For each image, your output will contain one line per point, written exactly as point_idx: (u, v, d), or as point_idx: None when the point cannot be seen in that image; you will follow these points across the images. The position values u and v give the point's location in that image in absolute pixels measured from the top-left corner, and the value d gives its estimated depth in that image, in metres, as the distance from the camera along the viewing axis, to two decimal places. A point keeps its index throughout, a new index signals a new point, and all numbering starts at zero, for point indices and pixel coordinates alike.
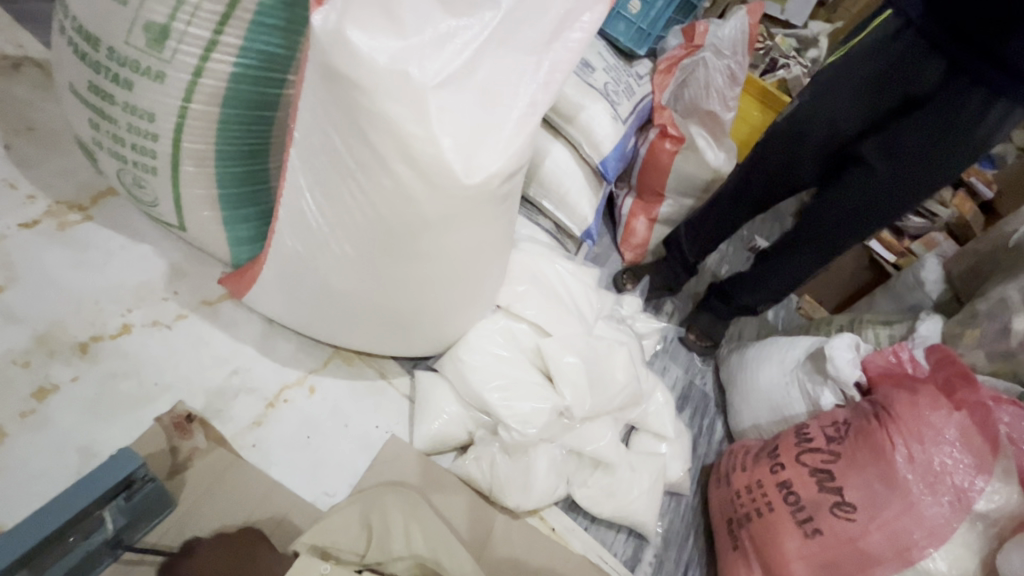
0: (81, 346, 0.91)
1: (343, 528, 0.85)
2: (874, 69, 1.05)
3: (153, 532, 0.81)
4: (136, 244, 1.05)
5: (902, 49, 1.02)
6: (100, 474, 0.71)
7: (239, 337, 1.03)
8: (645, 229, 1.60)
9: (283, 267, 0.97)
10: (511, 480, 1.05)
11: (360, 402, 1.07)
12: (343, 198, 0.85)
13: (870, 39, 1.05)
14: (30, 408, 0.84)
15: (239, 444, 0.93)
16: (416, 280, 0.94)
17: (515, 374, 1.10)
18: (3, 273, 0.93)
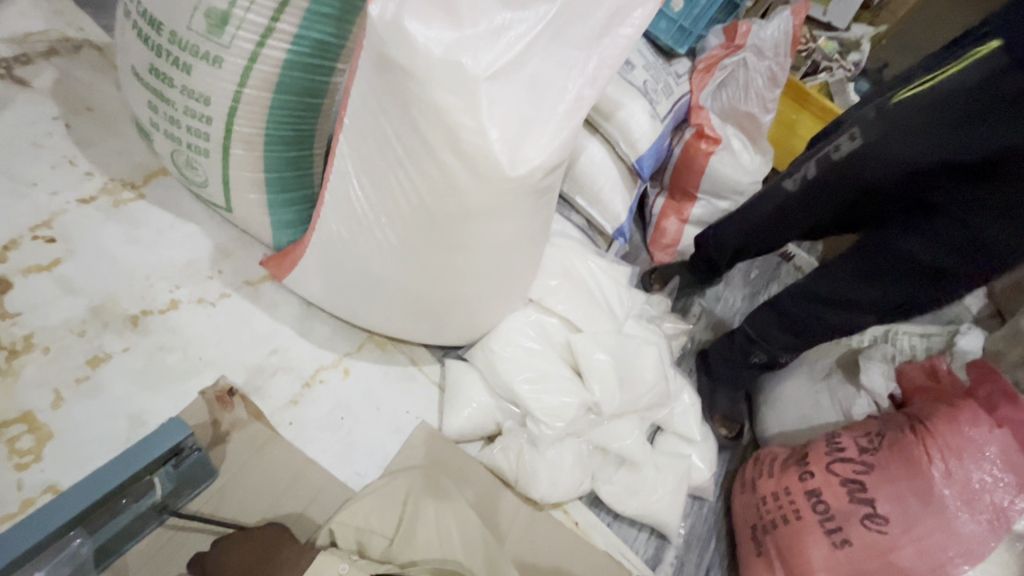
0: (133, 319, 0.95)
1: (373, 514, 0.86)
2: (973, 108, 0.88)
3: (195, 500, 0.84)
4: (184, 223, 1.08)
5: (1010, 87, 0.85)
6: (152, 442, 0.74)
7: (278, 317, 1.06)
8: (677, 230, 1.57)
9: (324, 250, 1.00)
10: (537, 473, 1.05)
11: (391, 386, 1.08)
12: (389, 185, 0.87)
13: (970, 72, 0.89)
14: (84, 376, 0.88)
15: (276, 421, 0.96)
16: (453, 269, 0.95)
17: (545, 367, 1.11)
18: (62, 245, 0.97)
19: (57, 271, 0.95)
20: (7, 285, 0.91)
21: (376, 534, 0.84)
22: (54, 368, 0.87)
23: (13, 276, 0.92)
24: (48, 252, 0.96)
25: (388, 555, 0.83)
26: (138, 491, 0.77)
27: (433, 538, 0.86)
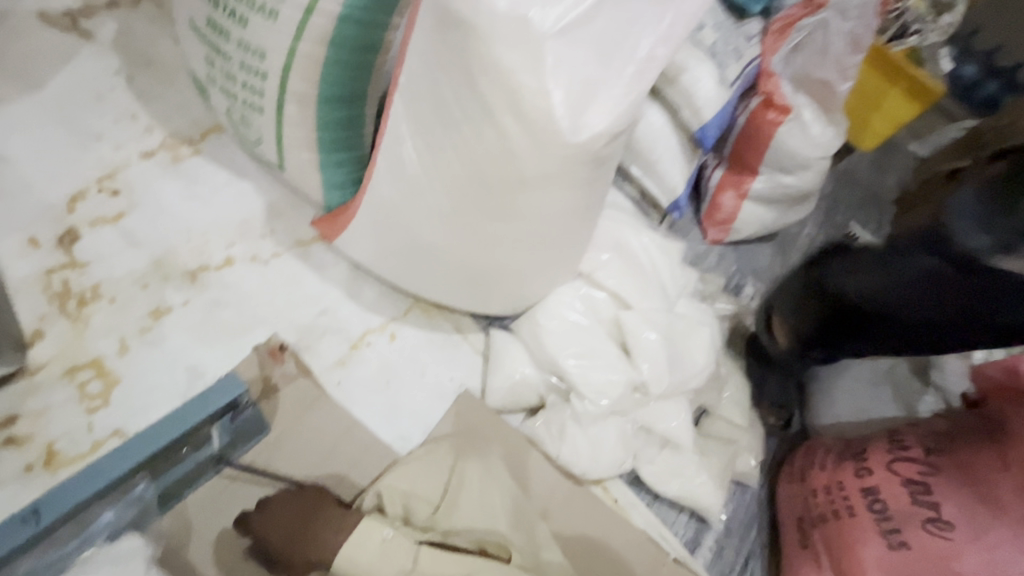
0: (191, 274, 0.97)
1: (418, 477, 0.91)
2: None
3: (249, 452, 0.86)
4: (239, 181, 1.09)
5: None
6: (211, 394, 0.77)
7: (328, 279, 1.07)
8: (734, 205, 1.42)
9: (374, 212, 0.98)
10: (578, 448, 1.04)
11: (437, 353, 1.08)
12: (443, 146, 0.84)
13: None
14: (146, 327, 0.90)
15: (325, 379, 0.97)
16: (503, 238, 0.92)
17: (592, 343, 1.09)
18: (126, 199, 0.99)
19: (121, 224, 0.97)
20: (75, 236, 0.94)
21: (420, 501, 0.90)
22: (119, 318, 0.89)
23: (80, 226, 0.95)
24: (113, 205, 0.98)
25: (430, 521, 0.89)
26: (197, 443, 0.80)
27: (474, 510, 0.92)
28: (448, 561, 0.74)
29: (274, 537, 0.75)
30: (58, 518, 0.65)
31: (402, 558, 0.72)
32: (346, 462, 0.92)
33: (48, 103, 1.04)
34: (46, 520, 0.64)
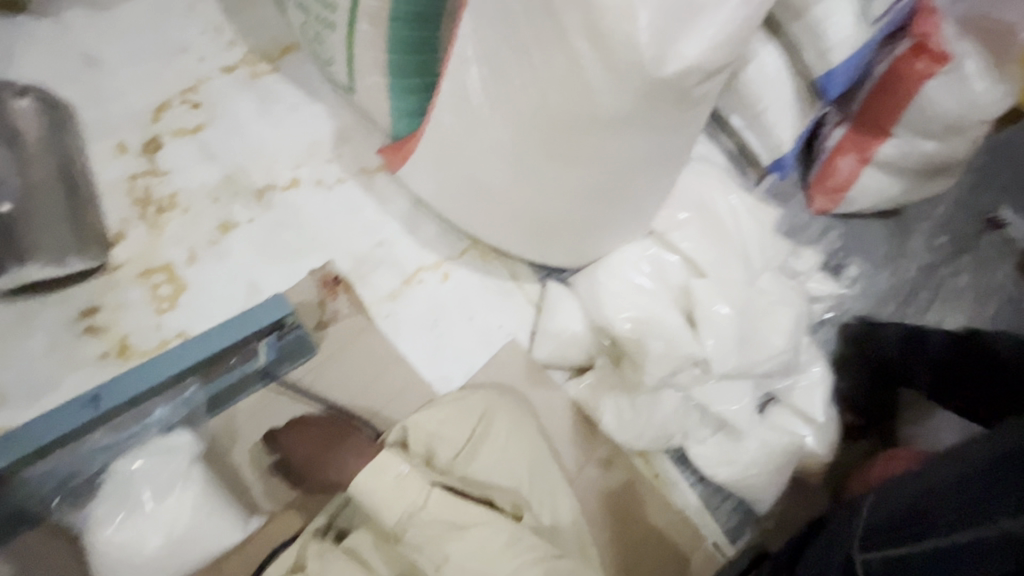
0: (259, 192, 0.98)
1: (447, 419, 0.84)
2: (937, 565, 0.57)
3: (296, 369, 0.88)
4: (312, 103, 1.08)
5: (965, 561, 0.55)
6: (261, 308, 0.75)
7: (388, 210, 1.05)
8: (852, 172, 1.20)
9: (437, 144, 0.93)
10: (623, 416, 0.99)
11: (489, 299, 1.05)
12: (510, 71, 0.75)
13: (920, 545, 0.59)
14: (214, 239, 0.92)
15: (374, 312, 0.97)
16: (566, 182, 0.84)
17: (653, 309, 0.99)
18: (205, 112, 1.01)
19: (199, 137, 0.98)
20: (158, 145, 0.96)
21: (445, 445, 0.83)
22: (190, 228, 0.91)
23: (163, 136, 0.97)
24: (193, 117, 1.00)
25: (451, 467, 0.81)
26: (244, 356, 0.78)
27: (498, 465, 0.81)
28: (455, 503, 0.67)
29: (297, 454, 0.77)
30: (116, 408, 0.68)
31: (413, 494, 0.67)
32: (384, 397, 0.92)
33: (143, 11, 1.06)
34: (103, 408, 0.67)
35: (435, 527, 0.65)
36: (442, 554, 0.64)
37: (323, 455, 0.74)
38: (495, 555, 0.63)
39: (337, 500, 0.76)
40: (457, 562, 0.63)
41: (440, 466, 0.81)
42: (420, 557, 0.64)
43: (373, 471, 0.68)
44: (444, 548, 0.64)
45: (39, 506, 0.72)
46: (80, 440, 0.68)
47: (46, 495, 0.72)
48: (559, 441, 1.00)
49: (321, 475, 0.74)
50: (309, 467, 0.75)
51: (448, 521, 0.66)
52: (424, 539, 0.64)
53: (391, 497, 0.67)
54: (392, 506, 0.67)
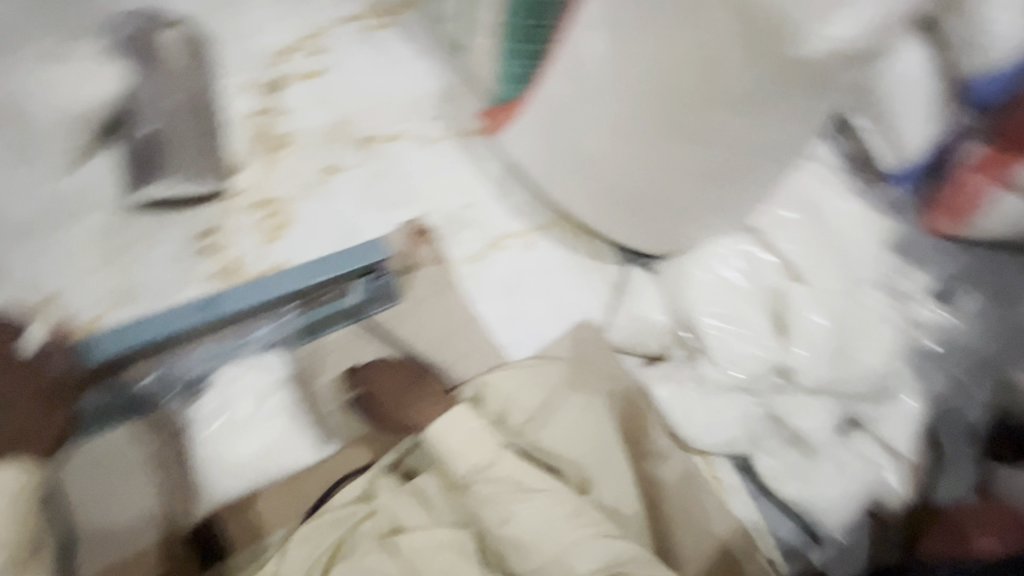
0: (364, 141, 1.02)
1: (523, 385, 0.85)
2: None
3: (380, 313, 0.89)
4: (423, 60, 1.10)
5: None
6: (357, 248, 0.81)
7: (481, 174, 1.07)
8: (982, 192, 0.99)
9: (544, 109, 0.92)
10: (692, 411, 0.94)
11: (569, 274, 1.04)
12: (638, 36, 0.73)
13: None
14: (320, 180, 0.96)
15: (459, 270, 0.98)
16: (674, 158, 0.82)
17: (741, 308, 0.96)
18: (325, 58, 1.05)
19: (317, 82, 1.03)
20: (281, 85, 1.00)
21: (518, 408, 0.84)
22: (301, 167, 0.96)
23: (289, 78, 1.01)
24: (314, 62, 1.04)
25: (520, 431, 0.82)
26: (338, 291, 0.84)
27: (567, 436, 0.82)
28: (521, 468, 0.67)
29: (379, 390, 0.80)
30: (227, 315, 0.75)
31: (482, 451, 0.68)
32: (455, 353, 0.92)
33: None
34: (211, 315, 0.74)
35: (501, 486, 0.65)
36: (503, 514, 0.64)
37: (402, 399, 0.78)
38: (556, 524, 0.62)
39: (405, 445, 0.77)
40: (518, 524, 0.63)
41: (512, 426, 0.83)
42: (480, 513, 0.65)
43: (448, 421, 0.70)
44: (505, 509, 0.64)
45: (140, 400, 0.77)
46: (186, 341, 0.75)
47: (150, 390, 0.77)
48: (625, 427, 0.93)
49: (401, 413, 0.77)
50: (387, 408, 0.78)
51: (513, 482, 0.66)
52: (487, 495, 0.65)
53: (462, 449, 0.68)
54: (461, 458, 0.68)
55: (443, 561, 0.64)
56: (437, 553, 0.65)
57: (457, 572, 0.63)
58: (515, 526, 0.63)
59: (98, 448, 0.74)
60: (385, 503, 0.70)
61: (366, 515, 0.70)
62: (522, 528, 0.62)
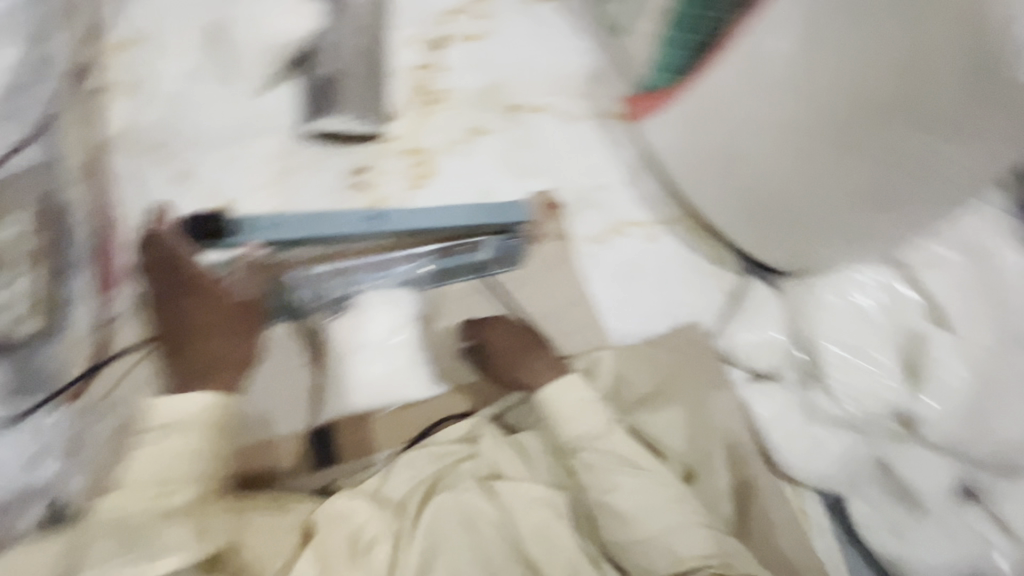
0: (510, 108, 1.04)
1: (637, 366, 0.90)
2: None
3: (501, 273, 0.93)
4: (578, 38, 1.12)
5: None
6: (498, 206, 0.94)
7: (616, 158, 1.07)
8: None
9: (702, 100, 0.91)
10: (793, 437, 0.90)
11: (686, 273, 1.02)
12: (831, 40, 0.71)
13: None
14: (466, 139, 1.00)
15: (579, 248, 1.00)
16: (832, 173, 0.78)
17: (869, 342, 0.91)
18: (488, 23, 1.08)
19: (478, 45, 1.06)
20: (444, 44, 1.04)
21: (628, 387, 0.88)
22: (452, 123, 1.00)
23: (453, 38, 1.05)
24: (477, 25, 1.07)
25: (626, 408, 0.86)
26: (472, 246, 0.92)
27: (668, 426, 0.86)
28: (627, 448, 0.72)
29: (499, 346, 0.82)
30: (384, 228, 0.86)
31: (595, 420, 0.73)
32: (563, 327, 0.94)
33: None
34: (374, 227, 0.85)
35: (610, 459, 0.71)
36: (610, 483, 0.69)
37: (514, 357, 0.81)
38: (660, 504, 0.67)
39: (512, 398, 0.83)
40: (624, 495, 0.68)
41: (619, 403, 0.87)
42: (586, 478, 0.70)
43: (563, 389, 0.75)
44: (613, 478, 0.69)
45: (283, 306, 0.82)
46: (340, 250, 0.86)
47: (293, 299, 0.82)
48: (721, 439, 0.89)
49: (512, 371, 0.80)
50: (496, 364, 0.82)
51: (621, 457, 0.71)
52: (596, 462, 0.70)
53: (575, 416, 0.74)
54: (573, 424, 0.73)
55: (537, 516, 0.69)
56: (532, 507, 0.69)
57: (552, 527, 0.68)
58: (621, 497, 0.68)
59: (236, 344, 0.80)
60: (489, 451, 0.76)
61: (467, 457, 0.76)
62: (627, 501, 0.67)
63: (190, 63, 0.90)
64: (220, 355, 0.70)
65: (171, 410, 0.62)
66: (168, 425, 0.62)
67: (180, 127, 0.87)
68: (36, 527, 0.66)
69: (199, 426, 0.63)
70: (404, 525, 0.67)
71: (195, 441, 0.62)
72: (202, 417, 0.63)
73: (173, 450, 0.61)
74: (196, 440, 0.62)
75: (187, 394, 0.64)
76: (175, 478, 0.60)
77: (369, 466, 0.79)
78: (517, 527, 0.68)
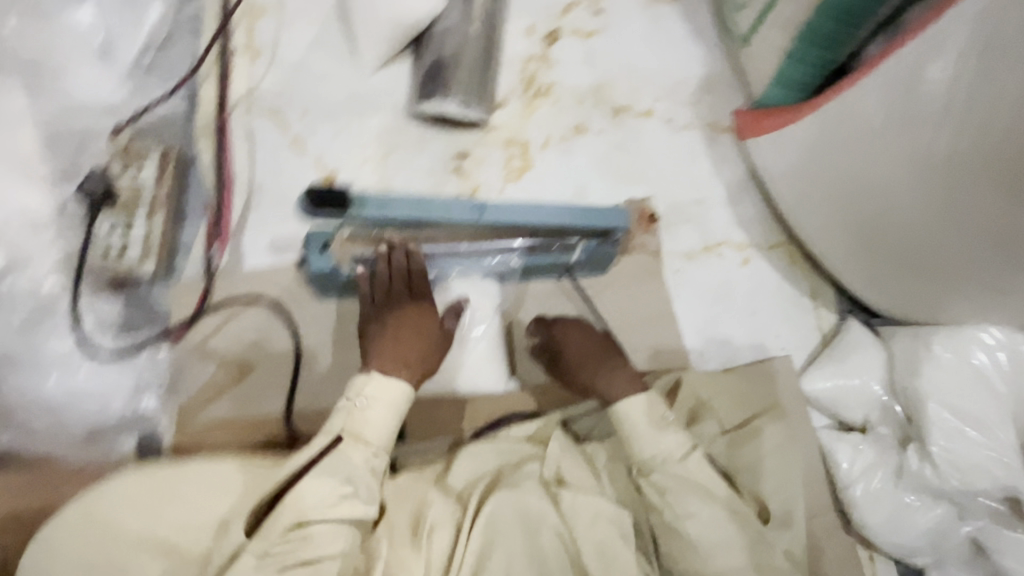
0: (615, 110, 1.01)
1: (722, 399, 0.84)
2: None
3: (587, 277, 0.91)
4: (694, 42, 1.07)
5: None
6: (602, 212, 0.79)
7: (719, 172, 1.01)
8: None
9: (827, 127, 0.83)
10: (879, 499, 0.83)
11: (779, 303, 0.97)
12: (1013, 70, 0.61)
13: None
14: (568, 136, 0.98)
15: (666, 262, 0.96)
16: (985, 217, 0.68)
17: (986, 412, 0.81)
18: (602, 20, 1.05)
19: (590, 42, 1.03)
20: (557, 36, 1.02)
21: (712, 418, 0.82)
22: (555, 119, 0.98)
23: (563, 30, 1.03)
24: (592, 22, 1.04)
25: (706, 441, 0.79)
26: (566, 246, 0.82)
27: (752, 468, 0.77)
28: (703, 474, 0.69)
29: (571, 350, 0.79)
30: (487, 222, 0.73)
31: (673, 444, 0.70)
32: (643, 341, 0.91)
33: None
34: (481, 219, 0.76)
35: (687, 486, 0.68)
36: (683, 510, 0.66)
37: (591, 364, 0.77)
38: (734, 542, 0.65)
39: (588, 405, 0.83)
40: (698, 525, 0.66)
41: (701, 432, 0.80)
42: (659, 499, 0.68)
43: (641, 403, 0.72)
44: (688, 506, 0.66)
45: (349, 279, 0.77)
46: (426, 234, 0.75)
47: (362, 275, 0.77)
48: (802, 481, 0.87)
49: (587, 379, 0.77)
50: (572, 370, 0.78)
51: (698, 484, 0.68)
52: (670, 487, 0.68)
53: (650, 433, 0.71)
54: (649, 443, 0.70)
55: (599, 532, 0.67)
56: (594, 522, 0.68)
57: (612, 545, 0.66)
58: (695, 526, 0.66)
59: (326, 309, 0.80)
60: (555, 454, 0.74)
61: (535, 456, 0.75)
62: (701, 530, 0.65)
63: (315, 32, 0.92)
64: (404, 358, 0.66)
65: (377, 385, 0.62)
66: (373, 399, 0.62)
67: (299, 93, 0.89)
68: (134, 455, 0.71)
69: (398, 412, 0.63)
70: (464, 518, 0.66)
71: (394, 421, 0.62)
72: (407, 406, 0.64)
73: (377, 423, 0.61)
74: (394, 421, 0.62)
75: (388, 376, 0.63)
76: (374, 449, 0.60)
77: (431, 450, 0.81)
78: (577, 540, 0.67)
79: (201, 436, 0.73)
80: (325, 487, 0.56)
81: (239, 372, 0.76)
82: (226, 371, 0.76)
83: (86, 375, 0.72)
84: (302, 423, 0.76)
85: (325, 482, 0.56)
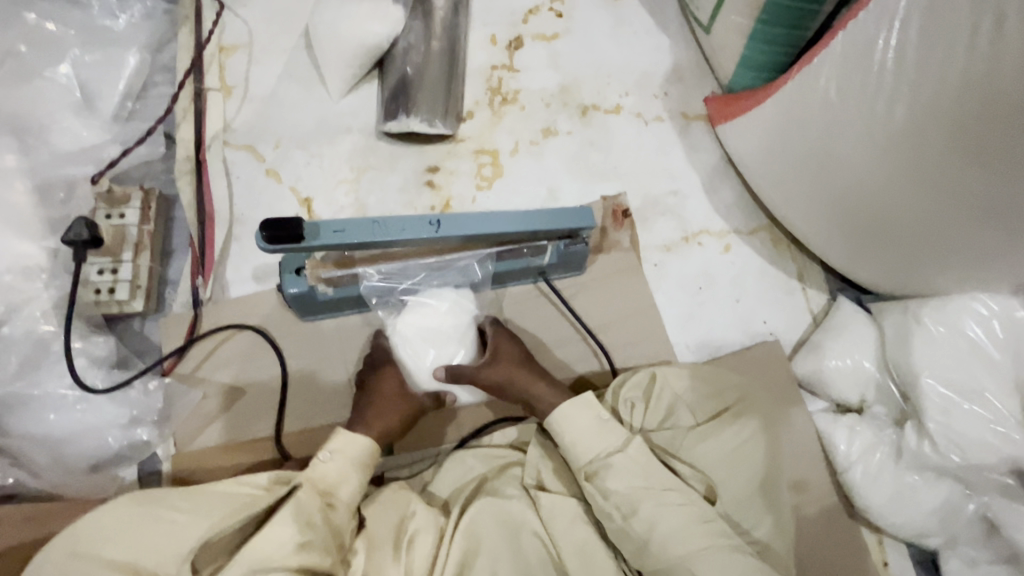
0: (584, 109, 1.01)
1: (699, 387, 0.81)
2: None
3: (564, 278, 0.92)
4: (659, 34, 1.07)
5: None
6: (568, 213, 0.75)
7: (694, 160, 1.01)
8: None
9: (791, 105, 0.82)
10: (879, 480, 0.80)
11: (763, 287, 0.96)
12: (956, 37, 0.61)
13: None
14: (537, 140, 0.99)
15: (645, 257, 0.96)
16: (952, 185, 0.67)
17: (984, 383, 0.78)
18: (564, 23, 1.05)
19: (553, 45, 1.04)
20: (520, 43, 1.03)
21: (687, 411, 0.79)
22: (524, 124, 0.99)
23: (525, 37, 1.04)
24: (554, 25, 1.05)
25: (673, 445, 0.77)
26: (536, 250, 0.83)
27: (724, 464, 0.74)
28: (654, 467, 0.69)
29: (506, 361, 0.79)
30: (448, 237, 0.69)
31: (613, 438, 0.71)
32: (626, 338, 0.91)
33: None
34: (439, 234, 0.68)
35: (640, 484, 0.68)
36: (630, 508, 0.67)
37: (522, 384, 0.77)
38: (683, 524, 0.65)
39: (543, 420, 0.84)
40: (647, 522, 0.66)
41: (675, 426, 0.78)
42: (605, 502, 0.68)
43: (571, 419, 0.73)
44: (634, 503, 0.67)
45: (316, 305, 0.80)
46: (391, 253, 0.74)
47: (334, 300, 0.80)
48: (796, 464, 0.85)
49: (521, 390, 0.77)
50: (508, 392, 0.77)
51: (644, 476, 0.69)
52: (614, 488, 0.68)
53: (584, 443, 0.72)
54: (591, 445, 0.72)
55: (579, 534, 0.69)
56: (574, 524, 0.69)
57: (591, 546, 0.68)
58: (668, 516, 0.65)
59: (310, 331, 0.83)
60: (534, 460, 0.76)
61: (516, 463, 0.78)
62: (653, 521, 0.66)
63: (284, 64, 0.95)
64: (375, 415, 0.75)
65: (340, 440, 0.69)
66: (337, 452, 0.68)
67: (272, 125, 0.93)
68: (135, 482, 0.75)
69: (360, 462, 0.69)
70: (447, 522, 0.69)
71: (356, 475, 0.68)
72: (367, 456, 0.70)
73: (338, 476, 0.67)
74: (353, 472, 0.68)
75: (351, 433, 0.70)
76: (333, 498, 0.65)
77: (419, 461, 0.83)
78: (557, 541, 0.68)
79: (198, 461, 0.77)
80: (285, 532, 0.58)
81: (231, 398, 0.80)
82: (216, 398, 0.79)
83: (82, 408, 0.75)
84: (290, 443, 0.78)
85: (284, 527, 0.58)
